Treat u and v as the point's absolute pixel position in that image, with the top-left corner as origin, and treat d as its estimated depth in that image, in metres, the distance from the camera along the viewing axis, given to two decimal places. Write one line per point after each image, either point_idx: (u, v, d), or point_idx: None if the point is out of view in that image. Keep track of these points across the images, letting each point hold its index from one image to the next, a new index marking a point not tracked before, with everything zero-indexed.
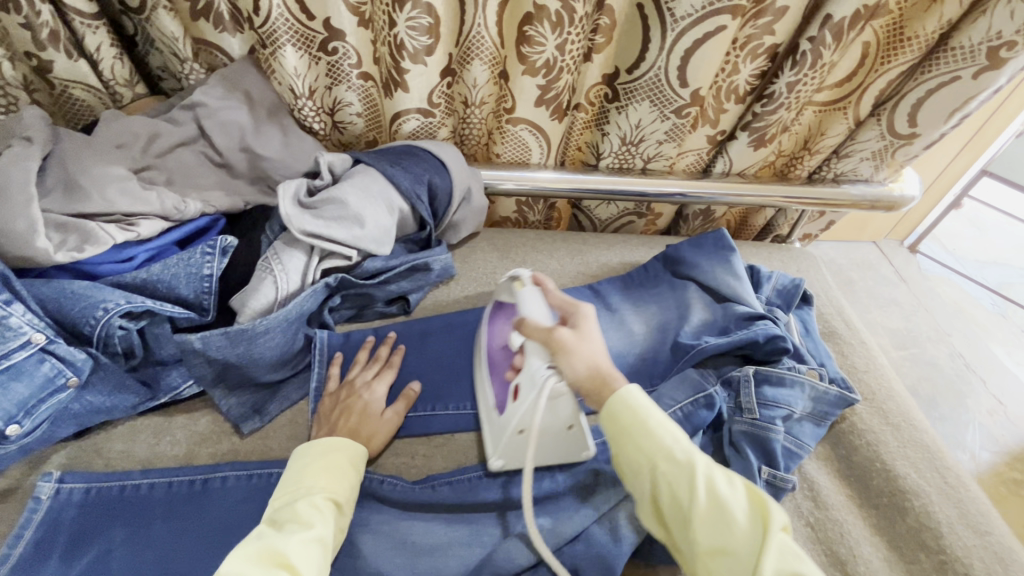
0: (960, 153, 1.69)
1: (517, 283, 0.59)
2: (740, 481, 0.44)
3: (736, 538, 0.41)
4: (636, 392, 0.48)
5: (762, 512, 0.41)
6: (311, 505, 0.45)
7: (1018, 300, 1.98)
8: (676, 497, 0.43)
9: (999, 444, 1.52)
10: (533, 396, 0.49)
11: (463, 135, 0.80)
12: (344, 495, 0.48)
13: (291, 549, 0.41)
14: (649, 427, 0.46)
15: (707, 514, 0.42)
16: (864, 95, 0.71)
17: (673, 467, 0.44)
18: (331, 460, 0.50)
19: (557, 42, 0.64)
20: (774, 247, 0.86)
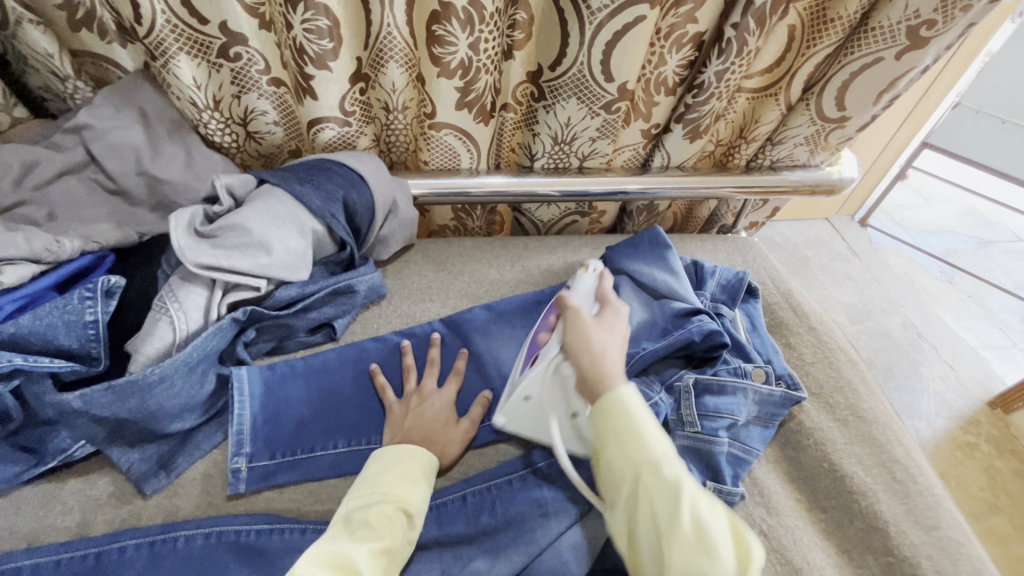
0: (902, 124, 1.74)
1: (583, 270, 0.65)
2: (726, 511, 0.41)
3: (714, 566, 0.37)
4: (634, 394, 0.47)
5: (748, 548, 0.38)
6: (385, 512, 0.45)
7: (962, 267, 2.05)
8: (657, 515, 0.41)
9: (952, 409, 1.57)
10: (544, 365, 0.53)
11: (389, 142, 0.76)
12: (414, 504, 0.48)
13: (357, 560, 0.41)
14: (640, 434, 0.44)
15: (685, 541, 0.39)
16: (794, 81, 0.70)
17: (657, 481, 0.42)
18: (407, 470, 0.50)
19: (470, 41, 0.60)
20: (719, 239, 0.85)
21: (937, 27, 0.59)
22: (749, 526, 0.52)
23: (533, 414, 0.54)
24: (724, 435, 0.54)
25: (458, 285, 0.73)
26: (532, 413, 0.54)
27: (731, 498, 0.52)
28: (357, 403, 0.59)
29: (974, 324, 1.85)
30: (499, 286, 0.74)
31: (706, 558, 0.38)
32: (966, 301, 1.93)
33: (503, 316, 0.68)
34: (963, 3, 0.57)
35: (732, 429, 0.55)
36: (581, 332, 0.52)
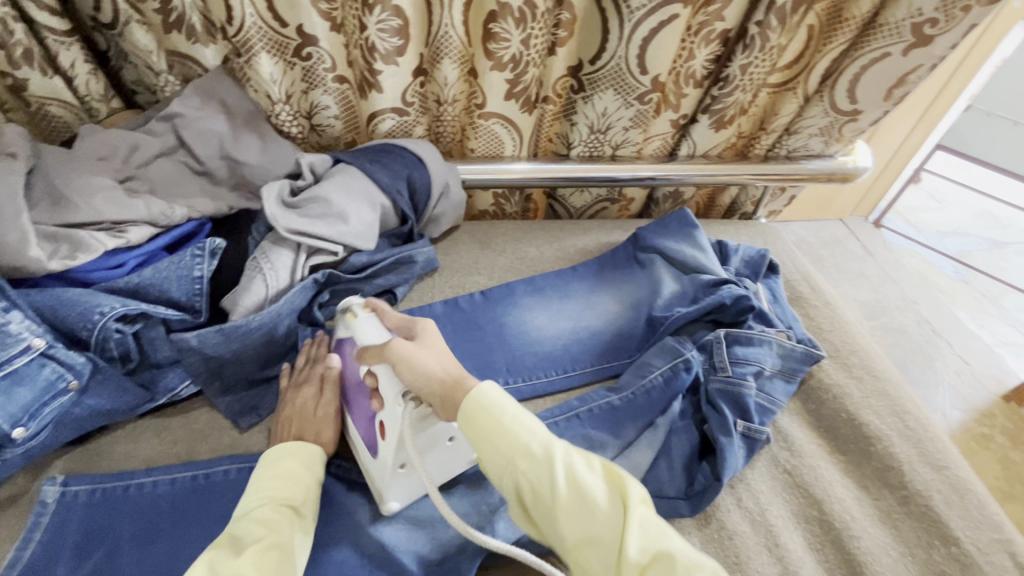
0: (916, 125, 1.80)
1: (351, 316, 0.57)
2: (597, 462, 0.46)
3: (602, 523, 0.42)
4: (489, 391, 0.47)
5: (623, 490, 0.44)
6: (268, 514, 0.45)
7: (976, 266, 2.08)
8: (541, 494, 0.44)
9: (967, 402, 1.60)
10: (400, 425, 0.48)
11: (438, 132, 0.83)
12: (300, 498, 0.48)
13: (234, 570, 0.40)
14: (506, 427, 0.46)
15: (571, 507, 0.43)
16: (811, 75, 0.76)
17: (533, 460, 0.45)
18: (283, 470, 0.49)
19: (522, 38, 0.67)
20: (741, 224, 0.91)
21: (939, 26, 0.66)
22: (775, 465, 0.59)
23: (414, 477, 0.51)
24: (751, 378, 0.60)
25: (502, 262, 0.80)
26: (410, 476, 0.51)
27: (759, 436, 0.58)
28: None
29: (988, 322, 1.89)
30: (539, 262, 0.81)
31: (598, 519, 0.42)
32: (980, 300, 1.96)
33: (540, 294, 0.76)
34: (962, 4, 0.64)
35: (758, 376, 0.61)
36: (409, 361, 0.49)
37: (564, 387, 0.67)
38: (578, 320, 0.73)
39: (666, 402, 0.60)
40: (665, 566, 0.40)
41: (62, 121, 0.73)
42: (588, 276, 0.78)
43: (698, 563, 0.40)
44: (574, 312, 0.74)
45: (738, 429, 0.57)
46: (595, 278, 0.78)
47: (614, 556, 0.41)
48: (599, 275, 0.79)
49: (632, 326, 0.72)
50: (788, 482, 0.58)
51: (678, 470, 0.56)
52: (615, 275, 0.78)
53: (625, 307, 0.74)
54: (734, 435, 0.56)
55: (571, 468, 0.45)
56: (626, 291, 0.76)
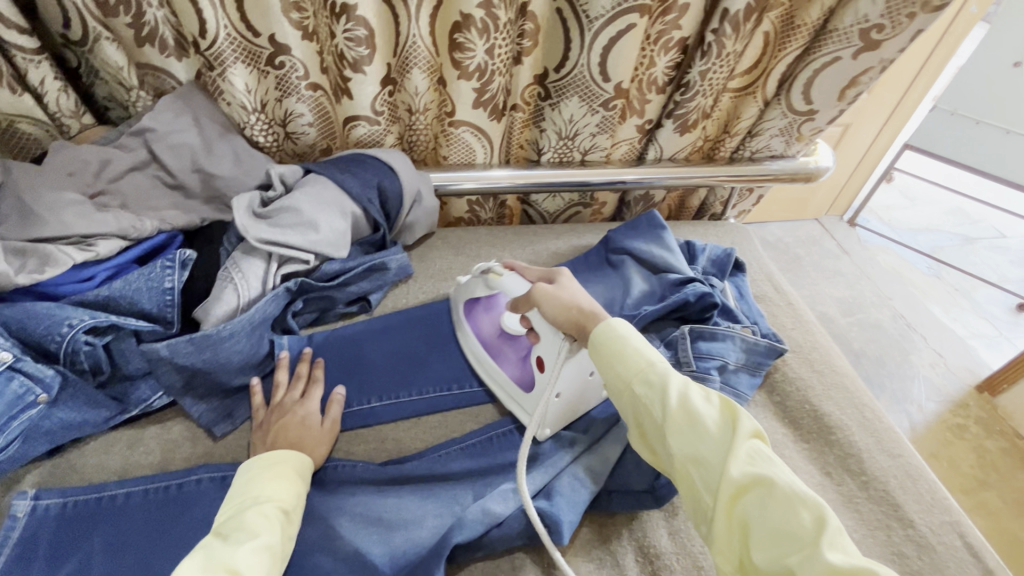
0: (885, 126, 1.87)
1: (494, 275, 0.63)
2: (716, 396, 0.45)
3: (708, 445, 0.41)
4: (619, 324, 0.50)
5: (737, 419, 0.42)
6: (263, 513, 0.45)
7: (949, 262, 2.14)
8: (651, 415, 0.44)
9: (942, 393, 1.63)
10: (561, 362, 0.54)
11: (411, 141, 0.85)
12: (293, 501, 0.48)
13: (231, 563, 0.40)
14: (625, 352, 0.48)
15: (679, 429, 0.43)
16: (768, 80, 0.79)
17: (646, 385, 0.45)
18: (281, 471, 0.50)
19: (486, 48, 0.69)
20: (710, 224, 0.93)
21: (886, 31, 0.69)
22: None
23: (563, 408, 0.57)
24: (715, 372, 0.62)
25: (476, 266, 0.82)
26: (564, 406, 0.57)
27: None
28: (393, 364, 0.67)
29: (961, 316, 1.93)
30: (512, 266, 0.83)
31: (704, 443, 0.41)
32: (953, 294, 2.02)
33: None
34: (907, 11, 0.66)
35: (722, 369, 0.63)
36: (550, 297, 0.55)
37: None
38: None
39: None
40: (766, 495, 0.38)
41: (32, 138, 0.74)
42: None
43: (807, 498, 0.37)
44: None
45: None
46: None
47: (718, 477, 0.40)
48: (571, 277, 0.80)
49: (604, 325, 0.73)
50: None
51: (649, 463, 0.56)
52: (588, 277, 0.80)
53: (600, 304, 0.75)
54: None
55: (685, 393, 0.44)
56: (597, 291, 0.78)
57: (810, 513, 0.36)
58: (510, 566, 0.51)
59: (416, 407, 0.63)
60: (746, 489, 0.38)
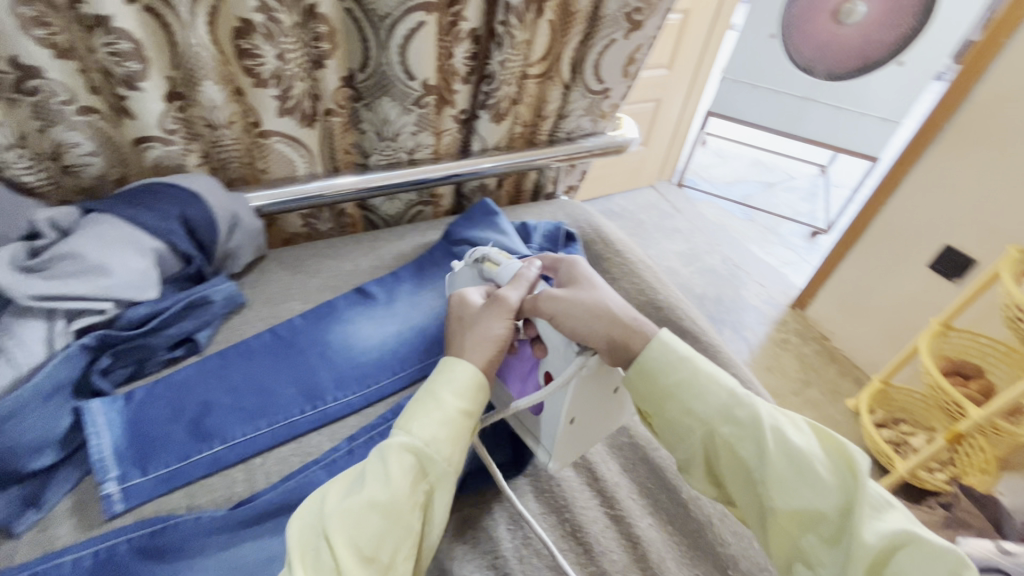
0: (688, 97, 2.16)
1: (489, 264, 0.65)
2: (809, 432, 0.49)
3: (819, 494, 0.45)
4: (666, 348, 0.53)
5: (838, 449, 0.48)
6: (383, 464, 0.47)
7: (758, 206, 2.52)
8: (748, 459, 0.48)
9: (767, 316, 1.93)
10: (570, 383, 0.52)
11: (220, 160, 0.77)
12: (422, 445, 0.48)
13: (337, 517, 0.44)
14: (721, 379, 0.52)
15: (783, 476, 0.46)
16: (560, 63, 0.86)
17: (736, 426, 0.49)
18: (436, 393, 0.50)
19: (275, 53, 0.67)
20: (544, 204, 1.00)
21: (644, 12, 0.81)
22: None
23: (577, 430, 0.56)
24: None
25: (317, 281, 0.79)
26: (575, 429, 0.56)
27: None
28: (233, 398, 0.62)
29: (774, 249, 2.30)
30: (355, 274, 0.81)
31: (814, 491, 0.46)
32: (764, 233, 2.38)
33: (369, 305, 0.75)
34: None
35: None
36: (574, 308, 0.53)
37: (398, 387, 0.67)
38: (408, 319, 0.75)
39: None
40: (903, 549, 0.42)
41: None
42: (407, 278, 0.80)
43: (920, 532, 0.43)
44: (395, 308, 0.76)
45: None
46: (415, 279, 0.80)
47: (836, 524, 0.44)
48: (418, 276, 0.81)
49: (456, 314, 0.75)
50: None
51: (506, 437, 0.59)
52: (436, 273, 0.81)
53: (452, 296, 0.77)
54: None
55: (777, 429, 0.49)
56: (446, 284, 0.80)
57: (951, 565, 0.40)
58: None
59: (267, 439, 0.59)
60: (877, 545, 0.42)
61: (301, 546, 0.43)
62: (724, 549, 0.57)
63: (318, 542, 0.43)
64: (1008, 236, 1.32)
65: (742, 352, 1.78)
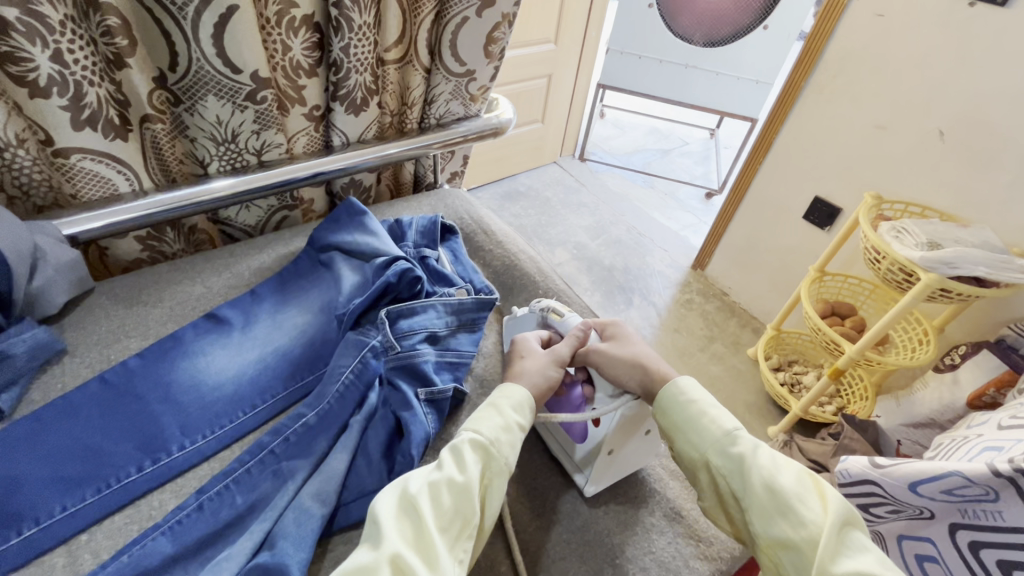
0: (579, 72, 2.16)
1: (556, 314, 0.65)
2: (804, 473, 0.49)
3: (796, 528, 0.46)
4: (675, 385, 0.56)
5: (826, 492, 0.48)
6: (459, 449, 0.49)
7: (657, 173, 2.61)
8: (732, 486, 0.50)
9: (672, 279, 2.01)
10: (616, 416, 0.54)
11: (17, 185, 0.65)
12: (489, 438, 0.49)
13: (417, 491, 0.45)
14: (710, 413, 0.54)
15: (761, 506, 0.48)
16: (417, 48, 0.81)
17: (725, 457, 0.51)
18: (504, 397, 0.54)
19: (49, 54, 0.55)
20: (422, 196, 0.95)
21: None
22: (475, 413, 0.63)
23: (613, 464, 0.57)
24: (422, 345, 0.63)
25: (160, 312, 0.69)
26: (613, 464, 0.56)
27: (444, 395, 0.60)
28: (49, 467, 0.52)
29: (674, 213, 2.40)
30: (207, 298, 0.72)
31: (789, 523, 0.46)
32: (664, 198, 2.47)
33: (222, 333, 0.67)
34: None
35: (431, 339, 0.65)
36: (612, 361, 0.58)
37: (257, 421, 0.61)
38: (270, 344, 0.67)
39: (362, 394, 0.59)
40: None
41: None
42: (268, 296, 0.72)
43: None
44: (254, 331, 0.69)
45: (421, 397, 0.59)
46: (278, 294, 0.73)
47: (809, 559, 0.44)
48: (280, 291, 0.74)
49: (324, 327, 0.70)
50: None
51: (380, 460, 0.55)
52: (298, 284, 0.74)
53: (317, 310, 0.72)
54: (417, 406, 0.57)
55: (767, 465, 0.49)
56: (313, 298, 0.73)
57: None
58: None
59: (94, 512, 0.51)
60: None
61: (386, 514, 0.44)
62: (612, 538, 0.54)
63: (405, 513, 0.45)
64: (865, 184, 1.44)
65: (650, 318, 1.85)
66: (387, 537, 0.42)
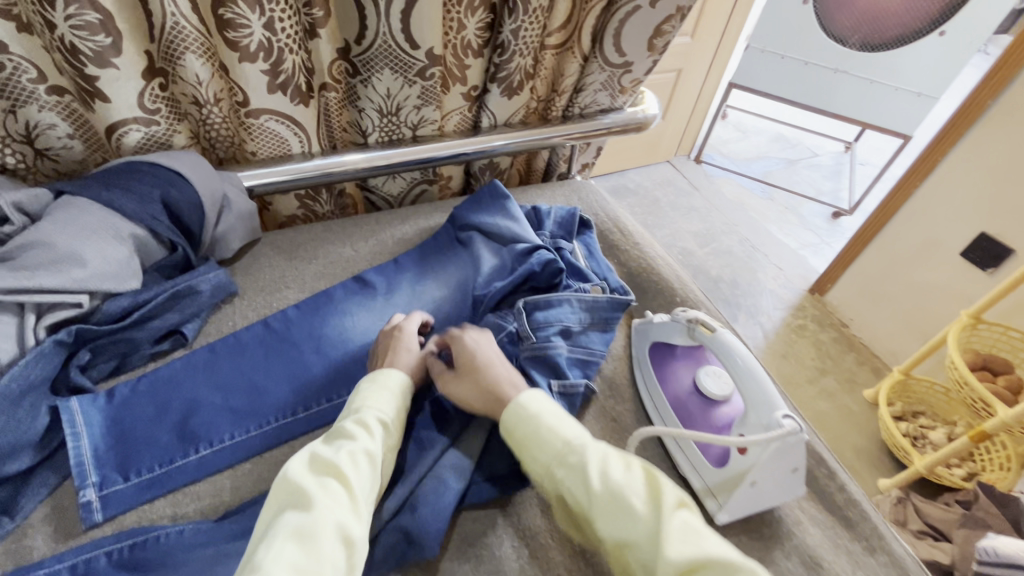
0: (711, 69, 2.04)
1: (703, 329, 0.56)
2: (635, 464, 0.46)
3: (639, 529, 0.42)
4: (524, 396, 0.51)
5: (659, 483, 0.45)
6: (356, 425, 0.49)
7: (779, 184, 2.42)
8: (577, 498, 0.45)
9: (784, 300, 1.87)
10: (771, 449, 0.47)
11: (208, 138, 0.72)
12: (389, 416, 0.51)
13: (334, 459, 0.45)
14: (551, 423, 0.49)
15: (606, 511, 0.43)
16: (581, 34, 0.78)
17: (568, 466, 0.46)
18: (374, 392, 0.52)
19: (263, 22, 0.60)
20: (557, 186, 0.94)
21: None
22: (603, 416, 0.61)
23: (752, 495, 0.51)
24: (557, 338, 0.61)
25: (314, 269, 0.74)
26: (755, 495, 0.50)
27: (576, 390, 0.59)
28: (222, 397, 0.59)
29: (793, 229, 2.21)
30: (354, 262, 0.76)
31: (631, 522, 0.42)
32: (783, 212, 2.29)
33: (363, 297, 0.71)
34: None
35: (565, 334, 0.63)
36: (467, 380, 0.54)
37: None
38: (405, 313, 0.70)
39: None
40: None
41: None
42: (408, 267, 0.76)
43: (736, 565, 0.38)
44: (395, 300, 0.72)
45: (554, 390, 0.58)
46: (418, 265, 0.76)
47: (653, 556, 0.41)
48: (419, 263, 0.77)
49: (459, 306, 0.72)
50: (614, 429, 0.61)
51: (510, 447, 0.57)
52: (436, 258, 0.77)
53: (452, 287, 0.74)
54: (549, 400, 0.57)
55: (605, 465, 0.46)
56: (448, 276, 0.75)
57: None
58: None
59: (256, 445, 0.57)
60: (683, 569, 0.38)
61: (312, 485, 0.43)
62: None
63: (324, 478, 0.44)
64: None
65: (754, 338, 1.74)
66: (318, 501, 0.42)
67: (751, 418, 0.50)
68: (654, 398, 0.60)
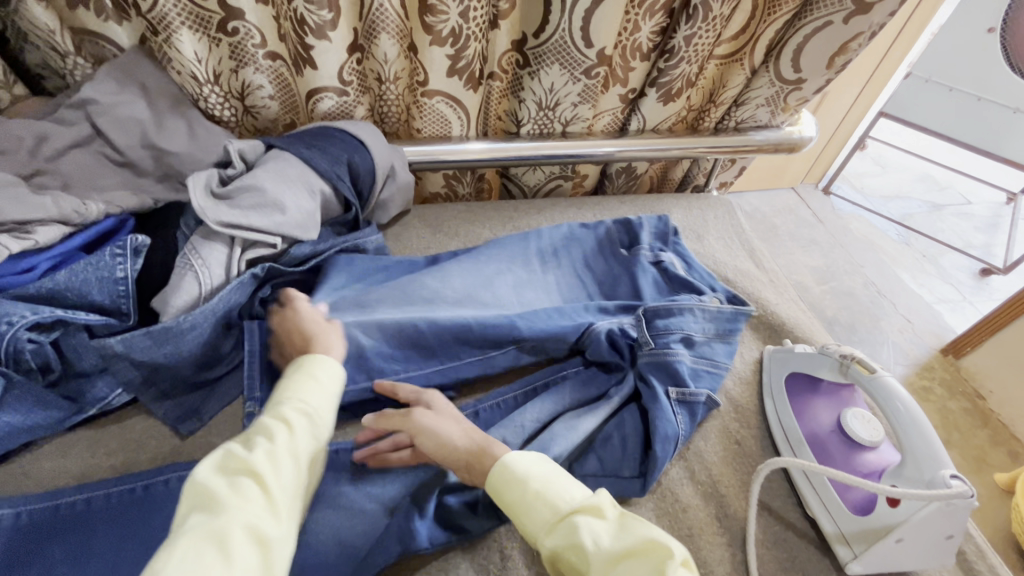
0: (861, 95, 1.77)
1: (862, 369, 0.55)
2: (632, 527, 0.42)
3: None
4: (512, 459, 0.48)
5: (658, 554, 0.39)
6: (273, 417, 0.46)
7: (919, 229, 2.18)
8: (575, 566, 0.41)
9: (908, 357, 1.63)
10: (932, 506, 0.45)
11: (382, 112, 0.79)
12: (315, 407, 0.49)
13: (253, 460, 0.42)
14: (535, 489, 0.46)
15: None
16: (756, 45, 0.76)
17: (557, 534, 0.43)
18: (297, 380, 0.50)
19: (460, 10, 0.64)
20: (694, 198, 0.92)
21: None
22: (727, 435, 0.60)
23: (893, 554, 0.48)
24: (677, 346, 0.61)
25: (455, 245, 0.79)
26: (898, 553, 0.48)
27: (694, 399, 0.58)
28: None
29: (929, 281, 1.99)
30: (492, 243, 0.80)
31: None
32: (920, 261, 2.07)
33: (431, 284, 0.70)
34: None
35: (687, 342, 0.62)
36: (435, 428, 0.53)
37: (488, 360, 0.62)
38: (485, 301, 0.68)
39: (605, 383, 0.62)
40: None
41: None
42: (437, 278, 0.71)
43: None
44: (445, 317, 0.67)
45: (672, 396, 0.58)
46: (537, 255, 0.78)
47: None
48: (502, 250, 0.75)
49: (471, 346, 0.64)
50: (741, 450, 0.59)
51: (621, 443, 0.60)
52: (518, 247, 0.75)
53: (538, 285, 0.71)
54: (664, 403, 0.57)
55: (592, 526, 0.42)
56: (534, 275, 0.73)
57: None
58: (501, 559, 0.51)
59: None
60: None
61: (222, 490, 0.39)
62: None
63: (236, 480, 0.40)
64: None
65: None
66: (228, 502, 0.39)
67: (910, 465, 0.49)
68: (787, 429, 0.58)
